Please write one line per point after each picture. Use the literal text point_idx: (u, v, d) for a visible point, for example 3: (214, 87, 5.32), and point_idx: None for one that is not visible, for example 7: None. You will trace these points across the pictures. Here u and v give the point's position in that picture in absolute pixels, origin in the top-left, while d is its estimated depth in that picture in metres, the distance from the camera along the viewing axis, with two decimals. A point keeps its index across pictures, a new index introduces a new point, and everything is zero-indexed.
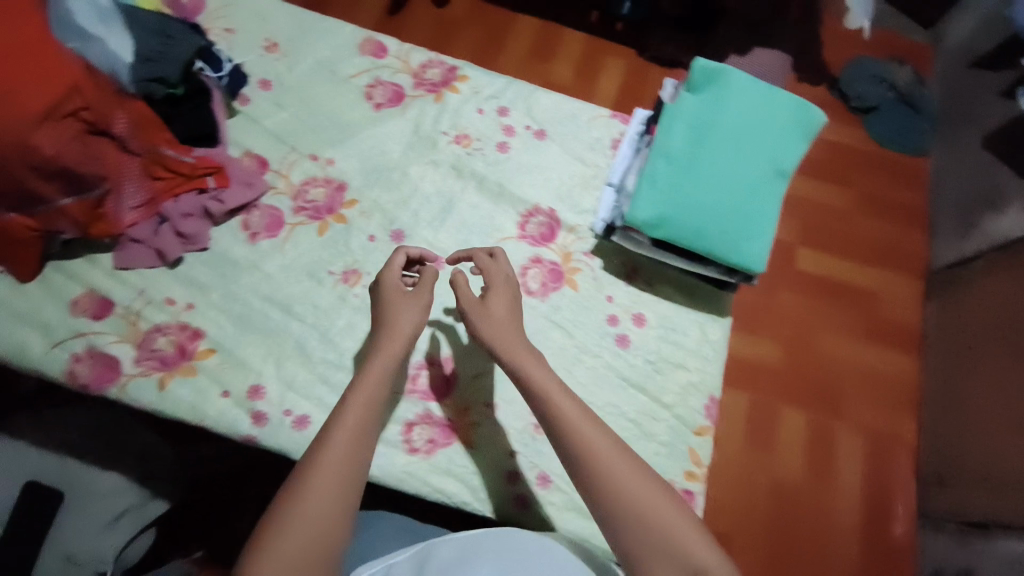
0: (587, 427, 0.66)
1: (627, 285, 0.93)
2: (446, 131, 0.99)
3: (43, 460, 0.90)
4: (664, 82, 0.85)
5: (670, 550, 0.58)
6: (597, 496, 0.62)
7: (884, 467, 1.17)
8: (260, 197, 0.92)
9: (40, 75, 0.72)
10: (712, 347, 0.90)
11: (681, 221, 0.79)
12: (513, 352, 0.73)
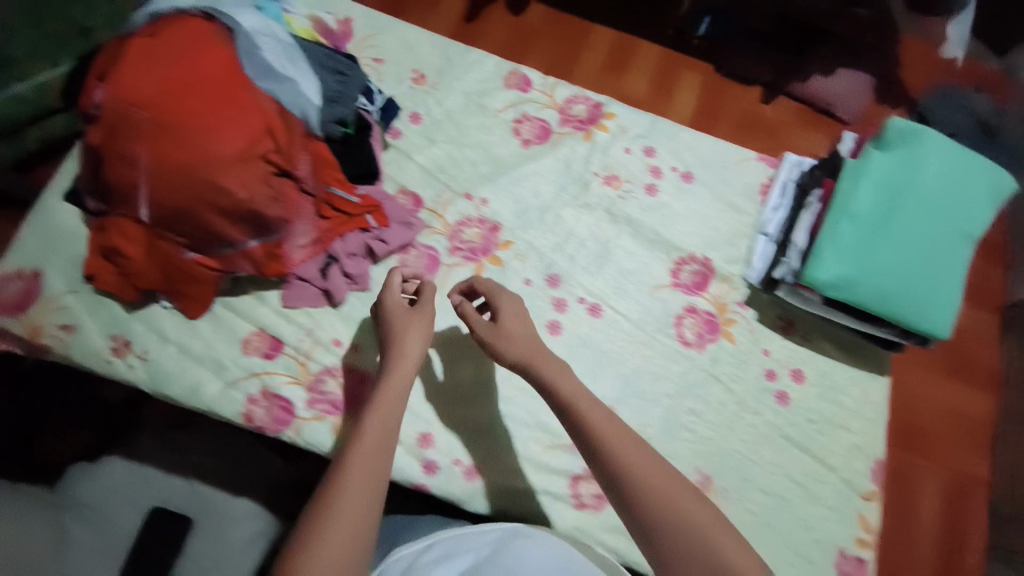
0: (616, 438, 0.65)
1: (783, 339, 0.93)
2: (597, 172, 0.98)
3: (172, 484, 0.86)
4: (848, 135, 0.87)
5: (711, 559, 0.56)
6: (628, 506, 0.61)
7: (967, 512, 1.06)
8: (417, 236, 0.90)
9: (239, 118, 0.71)
10: (873, 407, 0.92)
11: (870, 283, 0.78)
12: (545, 365, 0.72)
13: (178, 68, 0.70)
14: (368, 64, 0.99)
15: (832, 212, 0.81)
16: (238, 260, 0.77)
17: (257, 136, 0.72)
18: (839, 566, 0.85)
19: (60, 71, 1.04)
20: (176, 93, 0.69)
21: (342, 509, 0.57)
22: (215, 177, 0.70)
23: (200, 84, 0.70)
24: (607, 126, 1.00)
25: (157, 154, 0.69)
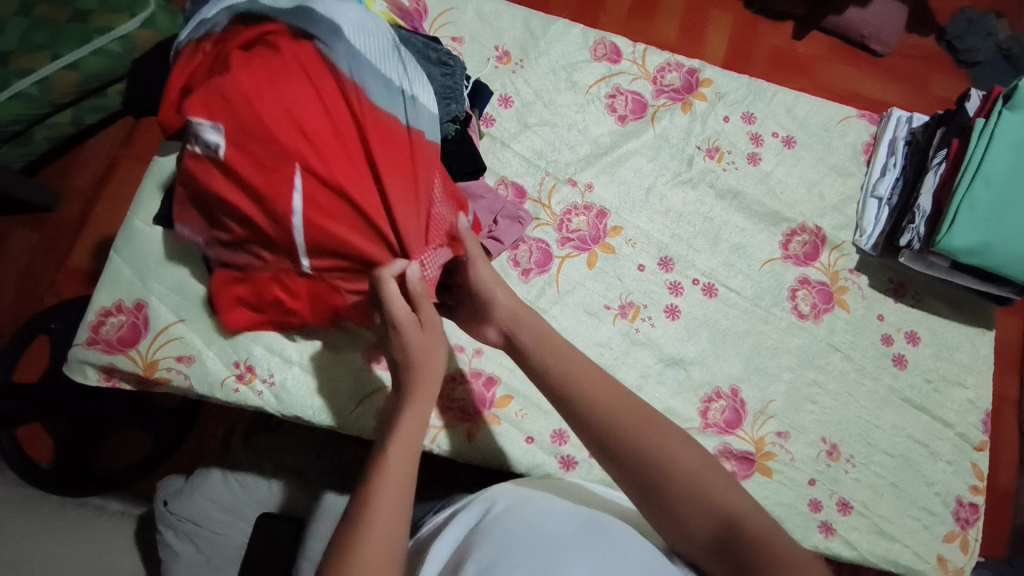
0: (597, 385, 0.59)
1: (896, 302, 0.92)
2: (699, 145, 0.94)
3: (270, 489, 0.93)
4: (971, 93, 0.86)
5: (712, 508, 0.51)
6: (619, 457, 0.55)
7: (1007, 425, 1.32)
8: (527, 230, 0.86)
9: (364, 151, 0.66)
10: (985, 361, 0.91)
11: (1002, 246, 0.78)
12: (524, 325, 0.66)
13: (290, 87, 0.65)
14: (450, 46, 0.92)
15: (963, 175, 0.80)
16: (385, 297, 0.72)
17: (381, 150, 0.67)
18: (957, 513, 0.86)
19: (65, 61, 0.96)
20: (294, 114, 0.65)
21: (382, 491, 0.52)
22: (345, 205, 0.65)
23: (317, 102, 0.66)
24: (705, 95, 0.96)
25: (279, 184, 0.64)
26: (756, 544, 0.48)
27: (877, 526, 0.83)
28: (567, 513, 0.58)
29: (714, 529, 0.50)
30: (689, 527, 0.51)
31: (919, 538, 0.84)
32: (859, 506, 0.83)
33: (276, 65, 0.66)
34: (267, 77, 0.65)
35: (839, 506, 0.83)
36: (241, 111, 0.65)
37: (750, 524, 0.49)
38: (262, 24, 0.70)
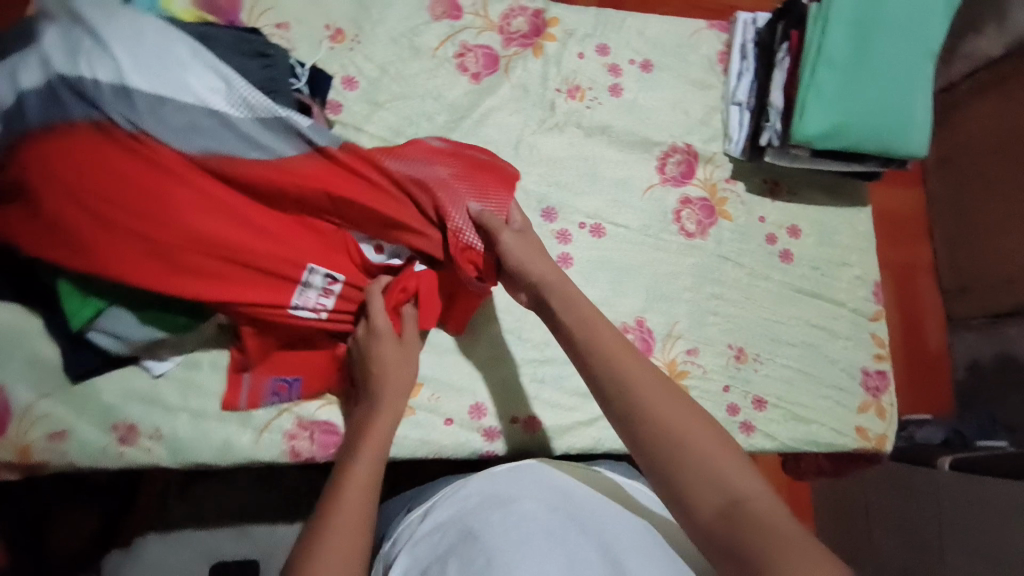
0: (624, 354, 0.57)
1: (773, 200, 0.95)
2: (559, 87, 0.92)
3: (217, 536, 0.85)
4: None
5: (718, 485, 0.47)
6: (636, 434, 0.52)
7: (914, 290, 1.64)
8: None
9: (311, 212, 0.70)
10: (863, 236, 0.96)
11: (850, 126, 0.80)
12: (554, 290, 0.64)
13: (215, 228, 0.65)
14: (273, 34, 0.85)
15: (806, 63, 0.81)
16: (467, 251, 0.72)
17: (347, 194, 0.68)
18: (866, 382, 0.91)
19: None
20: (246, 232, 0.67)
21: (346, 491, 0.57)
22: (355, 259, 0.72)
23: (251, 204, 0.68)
24: (554, 35, 0.93)
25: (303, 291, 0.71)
26: (758, 522, 0.43)
27: (793, 413, 0.88)
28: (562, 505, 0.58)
29: (717, 506, 0.46)
30: (694, 504, 0.47)
31: (834, 415, 0.89)
32: (773, 400, 0.88)
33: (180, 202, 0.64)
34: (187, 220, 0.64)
35: (755, 404, 0.87)
36: (199, 267, 0.65)
37: (753, 504, 0.45)
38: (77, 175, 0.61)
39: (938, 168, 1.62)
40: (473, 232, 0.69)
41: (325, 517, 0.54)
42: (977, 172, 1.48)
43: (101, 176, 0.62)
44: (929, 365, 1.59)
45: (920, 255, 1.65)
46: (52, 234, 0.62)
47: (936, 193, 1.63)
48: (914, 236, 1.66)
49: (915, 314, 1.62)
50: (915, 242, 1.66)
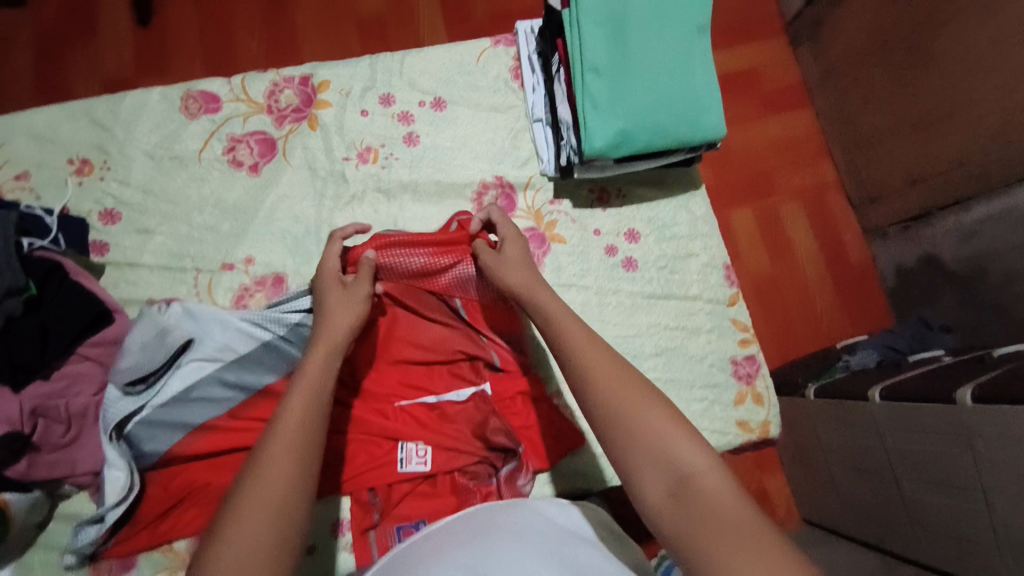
0: (584, 340, 0.60)
1: (604, 209, 0.91)
2: (347, 155, 0.86)
3: None
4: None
5: (668, 463, 0.49)
6: (595, 415, 0.55)
7: (824, 214, 1.60)
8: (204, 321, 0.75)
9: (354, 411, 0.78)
10: (704, 221, 0.93)
11: (636, 130, 0.76)
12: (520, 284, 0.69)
13: None
14: (15, 189, 0.79)
15: (573, 77, 0.78)
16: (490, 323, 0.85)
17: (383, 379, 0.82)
18: (737, 371, 0.88)
19: None
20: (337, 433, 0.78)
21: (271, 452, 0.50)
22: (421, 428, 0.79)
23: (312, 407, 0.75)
24: (328, 100, 0.87)
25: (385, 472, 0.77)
26: (704, 499, 0.47)
27: None
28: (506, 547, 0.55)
29: (670, 486, 0.49)
30: (645, 489, 0.49)
31: (711, 415, 0.86)
32: None
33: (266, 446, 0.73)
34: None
35: None
36: None
37: (700, 483, 0.48)
38: (169, 481, 0.72)
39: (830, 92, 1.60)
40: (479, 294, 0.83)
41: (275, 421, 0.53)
42: (856, 83, 1.47)
43: (185, 472, 0.72)
44: (856, 285, 1.56)
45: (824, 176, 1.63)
46: (161, 525, 0.71)
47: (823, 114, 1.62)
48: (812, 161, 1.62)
49: (831, 237, 1.58)
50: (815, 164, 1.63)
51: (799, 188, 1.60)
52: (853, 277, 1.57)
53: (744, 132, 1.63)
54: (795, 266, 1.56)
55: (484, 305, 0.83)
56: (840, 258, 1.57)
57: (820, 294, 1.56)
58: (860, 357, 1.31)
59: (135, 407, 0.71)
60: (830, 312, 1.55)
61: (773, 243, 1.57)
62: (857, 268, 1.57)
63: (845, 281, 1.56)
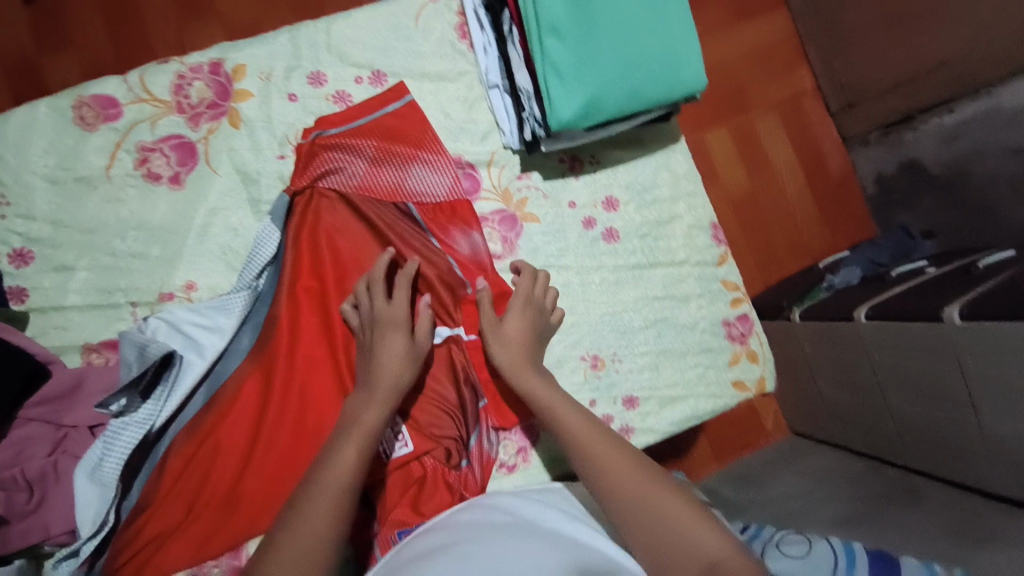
0: (596, 436, 0.63)
1: (577, 178, 0.83)
2: (282, 152, 0.75)
3: None
4: None
5: (692, 552, 0.53)
6: (617, 514, 0.58)
7: (804, 130, 1.54)
8: (178, 321, 0.71)
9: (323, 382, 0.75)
10: (686, 178, 0.86)
11: (607, 95, 0.67)
12: (517, 373, 0.69)
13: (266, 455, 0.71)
14: None
15: (529, 37, 0.67)
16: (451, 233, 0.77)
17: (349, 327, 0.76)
18: (731, 333, 0.85)
19: None
20: (322, 416, 0.74)
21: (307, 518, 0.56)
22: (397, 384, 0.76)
23: (317, 381, 0.74)
24: (248, 90, 0.74)
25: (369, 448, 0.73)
26: None
27: (665, 397, 0.82)
28: (519, 528, 0.60)
29: (697, 571, 0.52)
30: (675, 569, 0.53)
31: (705, 382, 0.84)
32: (642, 393, 0.82)
33: (276, 437, 0.72)
34: (292, 439, 0.72)
35: (626, 404, 0.81)
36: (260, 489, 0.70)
37: (726, 572, 0.52)
38: (152, 511, 0.69)
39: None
40: (434, 194, 0.78)
41: (309, 492, 0.58)
42: None
43: (169, 502, 0.69)
44: (832, 190, 1.56)
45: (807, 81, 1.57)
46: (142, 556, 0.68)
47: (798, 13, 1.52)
48: (792, 63, 1.53)
49: (812, 151, 1.54)
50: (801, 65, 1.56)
51: (777, 99, 1.53)
52: (835, 186, 1.55)
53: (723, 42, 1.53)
54: (774, 179, 1.54)
55: (440, 207, 0.78)
56: (817, 167, 1.55)
57: (802, 207, 1.55)
58: (844, 275, 1.35)
59: (139, 436, 0.67)
60: (808, 227, 1.56)
61: (726, 157, 1.53)
62: (837, 175, 1.56)
63: (827, 189, 1.56)
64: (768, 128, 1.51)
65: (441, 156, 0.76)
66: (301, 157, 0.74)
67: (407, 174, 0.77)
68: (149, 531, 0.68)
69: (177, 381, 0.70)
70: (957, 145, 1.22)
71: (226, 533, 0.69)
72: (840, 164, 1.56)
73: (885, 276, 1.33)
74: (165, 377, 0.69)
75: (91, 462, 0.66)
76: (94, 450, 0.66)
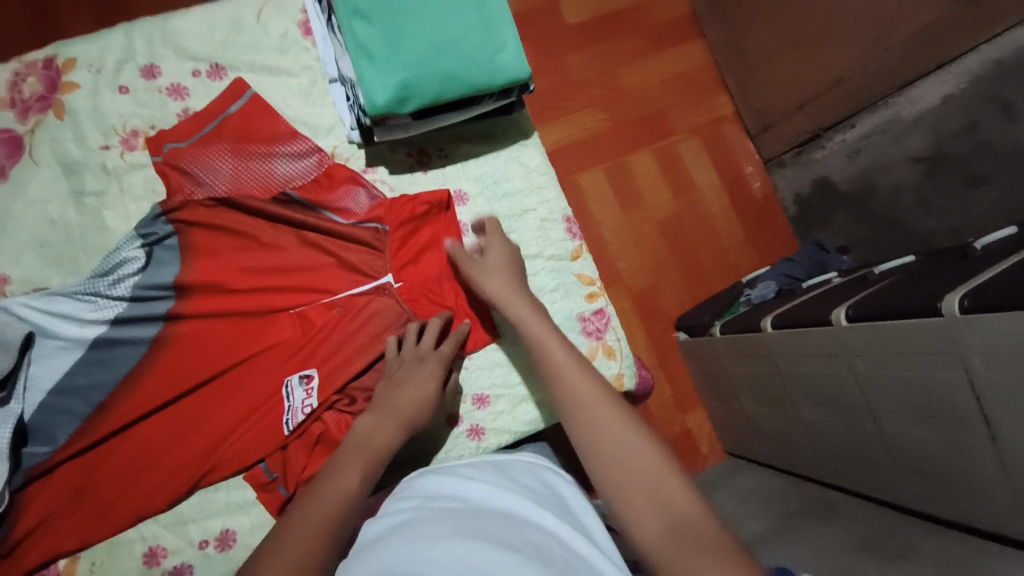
0: (564, 357, 0.61)
1: (425, 171, 0.83)
2: (107, 142, 0.74)
3: None
4: None
5: (646, 482, 0.49)
6: (577, 431, 0.55)
7: (721, 152, 1.68)
8: (22, 308, 0.68)
9: (219, 360, 0.72)
10: (539, 172, 0.86)
11: (420, 79, 0.69)
12: (503, 296, 0.69)
13: (162, 437, 0.69)
14: None
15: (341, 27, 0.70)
16: (342, 203, 0.78)
17: (217, 306, 0.73)
18: (586, 328, 0.83)
19: None
20: (204, 398, 0.71)
21: (299, 521, 0.52)
22: (261, 371, 0.73)
23: (196, 362, 0.72)
24: (76, 82, 0.74)
25: (263, 424, 0.71)
26: (684, 522, 0.45)
27: (517, 395, 0.80)
28: (449, 514, 0.52)
29: (649, 506, 0.47)
30: (641, 525, 0.47)
31: None
32: (495, 391, 0.80)
33: (154, 419, 0.70)
34: (185, 416, 0.70)
35: (476, 402, 0.79)
36: (169, 467, 0.69)
37: (677, 505, 0.47)
38: (48, 494, 0.66)
39: (719, 23, 1.64)
40: (306, 175, 0.78)
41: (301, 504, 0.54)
42: None
43: (63, 483, 0.67)
44: (748, 209, 1.67)
45: (720, 107, 1.69)
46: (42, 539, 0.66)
47: (711, 45, 1.69)
48: (705, 93, 1.69)
49: (728, 170, 1.68)
50: (712, 94, 1.70)
51: (692, 122, 1.68)
52: (755, 206, 1.68)
53: (633, 71, 1.66)
54: (699, 197, 1.65)
55: (319, 183, 0.78)
56: (738, 189, 1.67)
57: (725, 226, 1.66)
58: (761, 291, 1.46)
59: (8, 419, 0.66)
60: (733, 242, 1.66)
61: (652, 175, 1.64)
62: (758, 199, 1.68)
63: (746, 208, 1.67)
64: (680, 148, 1.66)
65: (296, 142, 0.77)
66: (161, 175, 0.74)
67: (275, 168, 0.77)
68: (27, 521, 0.65)
69: (36, 375, 0.68)
70: (861, 158, 1.38)
71: (123, 512, 0.67)
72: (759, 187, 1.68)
73: (797, 288, 1.41)
74: (19, 372, 0.67)
75: None
76: None
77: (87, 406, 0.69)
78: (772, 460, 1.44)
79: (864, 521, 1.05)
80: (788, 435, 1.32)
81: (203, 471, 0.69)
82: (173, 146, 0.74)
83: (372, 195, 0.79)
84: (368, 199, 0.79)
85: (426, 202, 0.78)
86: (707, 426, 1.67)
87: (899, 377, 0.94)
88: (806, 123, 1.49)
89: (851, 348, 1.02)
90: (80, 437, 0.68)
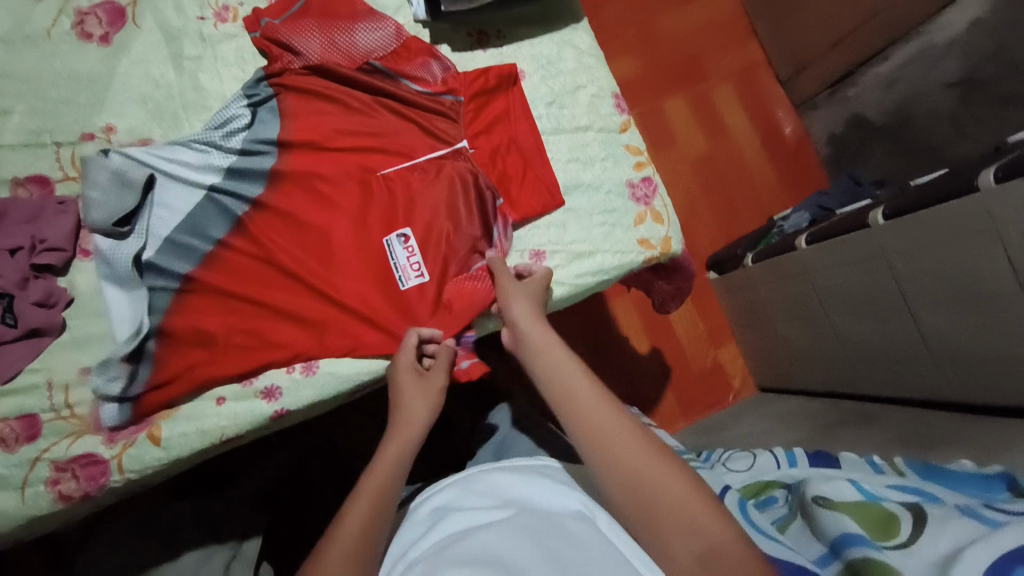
0: (599, 402, 0.59)
1: (484, 50, 0.90)
2: (202, 14, 0.84)
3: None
4: None
5: (695, 532, 0.50)
6: (614, 484, 0.54)
7: (754, 90, 1.70)
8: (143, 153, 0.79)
9: (309, 214, 0.80)
10: (589, 54, 0.92)
11: None
12: (533, 329, 0.68)
13: (265, 274, 0.79)
14: None
15: None
16: (420, 72, 0.85)
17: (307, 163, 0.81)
18: (634, 195, 0.88)
19: None
20: (297, 245, 0.80)
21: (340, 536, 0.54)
22: (346, 225, 0.81)
23: (285, 212, 0.80)
24: None
25: (355, 265, 0.80)
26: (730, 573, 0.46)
27: (571, 252, 0.85)
28: (527, 515, 0.54)
29: (695, 552, 0.49)
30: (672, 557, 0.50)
31: (610, 237, 0.86)
32: (550, 247, 0.85)
33: (254, 260, 0.79)
34: (282, 260, 0.79)
35: (532, 256, 0.84)
36: (272, 299, 0.78)
37: (724, 552, 0.48)
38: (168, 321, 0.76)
39: None
40: (385, 47, 0.85)
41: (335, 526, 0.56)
42: None
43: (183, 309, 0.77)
44: None
45: (752, 50, 1.72)
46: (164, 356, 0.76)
47: None
48: (738, 38, 1.72)
49: (761, 108, 1.71)
50: (746, 39, 1.71)
51: (725, 63, 1.70)
52: (791, 144, 1.70)
53: (665, 10, 1.71)
54: (732, 137, 1.67)
55: (398, 54, 0.85)
56: None
57: (758, 163, 1.68)
58: (795, 219, 1.44)
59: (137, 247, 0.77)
60: (766, 181, 1.66)
61: (684, 114, 1.67)
62: None
63: None
64: (713, 89, 1.68)
65: (375, 17, 0.84)
66: (265, 49, 0.83)
67: (357, 40, 0.84)
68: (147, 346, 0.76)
69: (156, 215, 0.79)
70: None
71: (233, 336, 0.77)
72: (796, 126, 1.70)
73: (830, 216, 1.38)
74: (143, 210, 0.79)
75: (107, 263, 0.78)
76: (108, 260, 0.78)
77: (195, 243, 0.79)
78: (809, 384, 1.41)
79: (901, 424, 1.05)
80: (822, 353, 1.31)
81: (301, 308, 0.78)
82: (268, 22, 0.82)
83: (445, 67, 0.86)
84: (441, 70, 0.86)
85: (497, 75, 0.86)
86: (740, 360, 1.66)
87: (933, 265, 0.94)
88: (837, 55, 1.51)
89: (889, 247, 1.01)
90: (193, 267, 0.78)
